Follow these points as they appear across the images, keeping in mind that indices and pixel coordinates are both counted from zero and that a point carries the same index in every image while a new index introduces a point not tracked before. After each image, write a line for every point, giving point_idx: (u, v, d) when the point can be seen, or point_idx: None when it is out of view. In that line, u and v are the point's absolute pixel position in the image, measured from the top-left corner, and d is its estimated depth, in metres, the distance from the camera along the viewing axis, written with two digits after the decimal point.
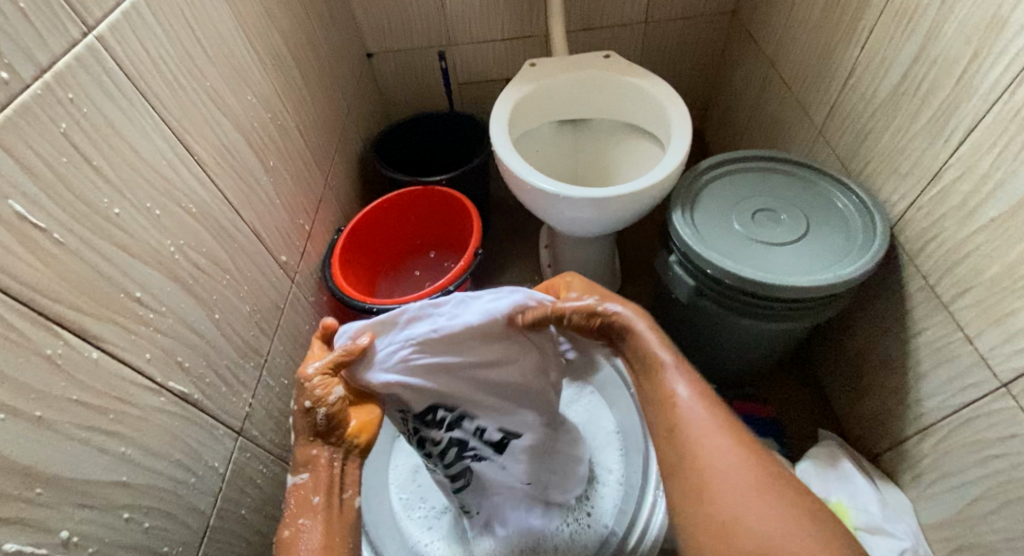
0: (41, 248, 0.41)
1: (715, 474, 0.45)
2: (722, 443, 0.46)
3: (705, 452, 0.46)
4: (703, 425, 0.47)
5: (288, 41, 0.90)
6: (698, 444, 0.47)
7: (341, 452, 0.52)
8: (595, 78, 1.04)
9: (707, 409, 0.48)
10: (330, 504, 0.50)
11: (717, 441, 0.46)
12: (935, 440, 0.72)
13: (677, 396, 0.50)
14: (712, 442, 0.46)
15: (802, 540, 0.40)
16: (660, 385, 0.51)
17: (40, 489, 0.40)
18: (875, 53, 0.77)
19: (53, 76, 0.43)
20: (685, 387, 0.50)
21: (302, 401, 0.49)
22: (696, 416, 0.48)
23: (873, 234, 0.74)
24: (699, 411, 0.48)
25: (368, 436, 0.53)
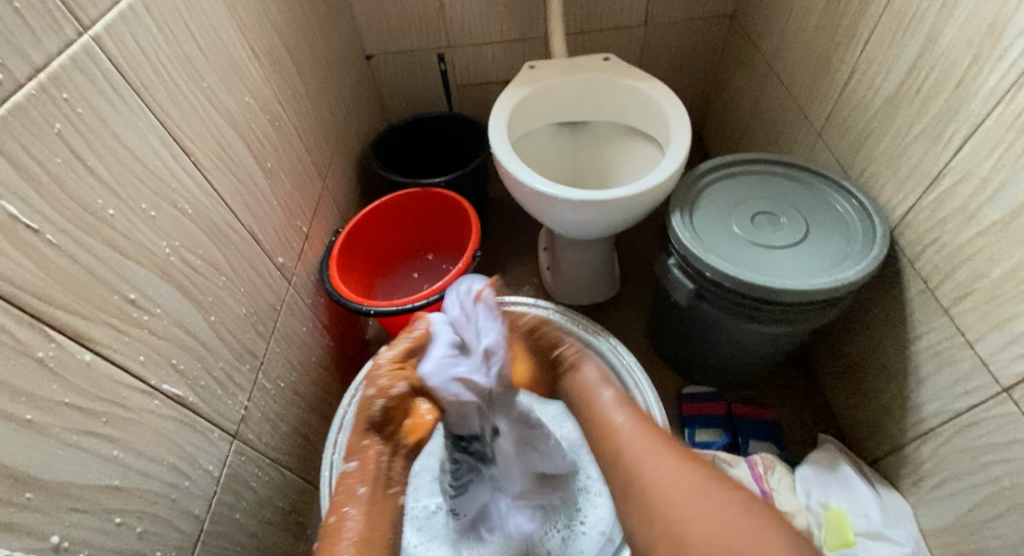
0: (33, 249, 0.41)
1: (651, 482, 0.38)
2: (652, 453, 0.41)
3: (640, 465, 0.40)
4: (639, 441, 0.43)
5: (286, 41, 0.90)
6: (628, 459, 0.41)
7: (391, 445, 0.59)
8: (595, 80, 1.04)
9: (641, 424, 0.45)
10: (373, 501, 0.54)
11: (655, 460, 0.40)
12: (935, 445, 0.71)
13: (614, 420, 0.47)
14: (644, 455, 0.41)
15: (743, 533, 0.32)
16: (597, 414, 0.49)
17: (30, 494, 0.39)
18: (875, 56, 0.77)
19: (48, 75, 0.43)
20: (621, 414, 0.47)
21: (371, 392, 0.58)
22: (632, 433, 0.44)
23: (873, 238, 0.74)
24: (631, 426, 0.45)
25: (418, 436, 0.61)
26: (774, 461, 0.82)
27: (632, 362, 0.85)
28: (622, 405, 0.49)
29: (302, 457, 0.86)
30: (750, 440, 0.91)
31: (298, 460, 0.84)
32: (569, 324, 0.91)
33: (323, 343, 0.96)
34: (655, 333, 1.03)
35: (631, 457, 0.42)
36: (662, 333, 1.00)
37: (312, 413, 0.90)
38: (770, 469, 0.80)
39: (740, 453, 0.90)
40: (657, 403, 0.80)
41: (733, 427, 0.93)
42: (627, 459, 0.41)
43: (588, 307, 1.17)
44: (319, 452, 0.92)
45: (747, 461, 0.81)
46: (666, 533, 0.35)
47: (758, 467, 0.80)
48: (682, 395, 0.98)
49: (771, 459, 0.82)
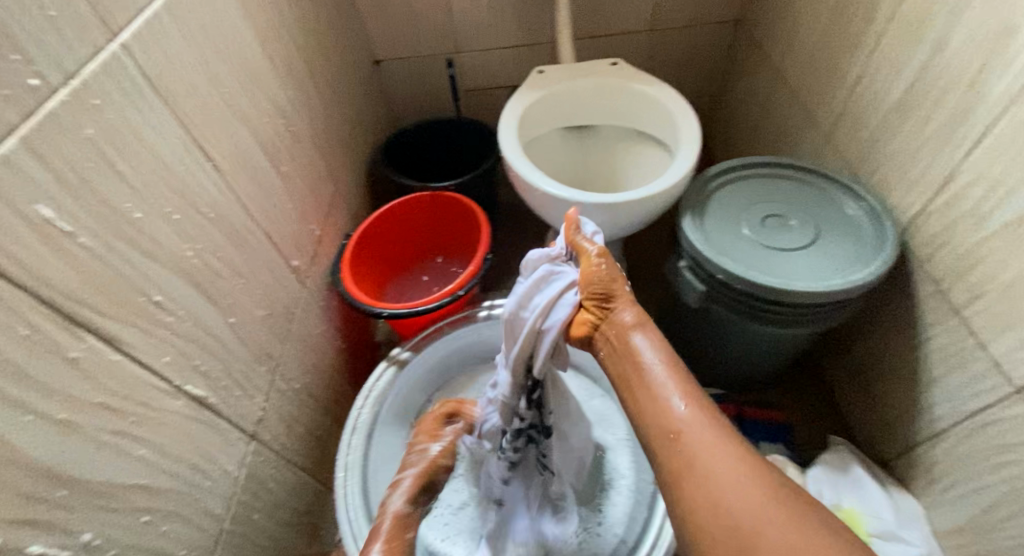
0: (68, 252, 0.42)
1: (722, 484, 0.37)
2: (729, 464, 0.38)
3: (717, 471, 0.38)
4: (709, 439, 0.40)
5: (300, 48, 0.91)
6: (700, 460, 0.39)
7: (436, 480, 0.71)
8: (604, 85, 1.05)
9: (717, 431, 0.40)
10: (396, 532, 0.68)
11: (728, 466, 0.38)
12: (947, 446, 0.72)
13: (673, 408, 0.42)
14: (710, 450, 0.39)
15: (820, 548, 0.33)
16: (654, 404, 0.43)
17: (64, 491, 0.40)
18: (883, 60, 0.77)
19: (81, 82, 0.44)
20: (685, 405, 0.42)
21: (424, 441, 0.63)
22: (696, 429, 0.40)
23: (883, 240, 0.75)
24: (702, 428, 0.40)
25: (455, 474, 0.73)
26: (785, 462, 0.82)
27: None
28: (680, 385, 0.43)
29: (316, 458, 0.87)
30: (760, 442, 0.91)
31: (312, 461, 0.85)
32: None
33: (336, 345, 0.96)
34: (664, 334, 1.03)
35: (700, 458, 0.39)
36: (672, 335, 1.00)
37: (326, 414, 0.90)
38: (782, 471, 0.81)
39: None
40: None
41: (744, 429, 0.93)
42: (698, 462, 0.39)
43: None
44: (332, 453, 0.92)
45: None
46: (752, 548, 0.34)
47: None
48: None
49: (783, 461, 0.82)
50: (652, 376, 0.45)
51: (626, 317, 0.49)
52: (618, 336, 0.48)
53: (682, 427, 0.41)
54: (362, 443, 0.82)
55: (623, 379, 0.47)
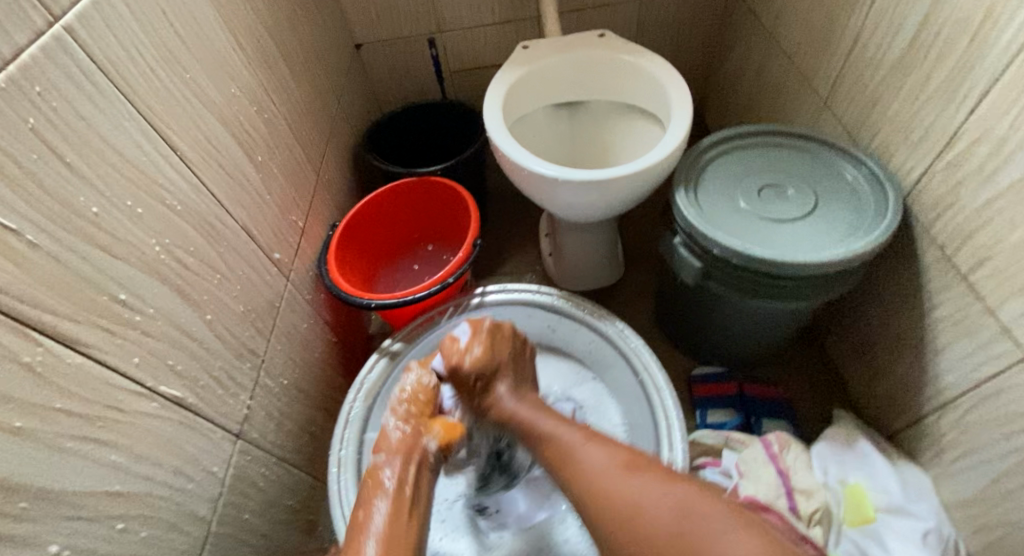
0: (13, 249, 0.39)
1: (645, 506, 0.45)
2: (640, 481, 0.47)
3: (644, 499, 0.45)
4: (632, 483, 0.47)
5: (272, 31, 0.88)
6: (628, 500, 0.46)
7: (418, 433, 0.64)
8: (591, 58, 1.01)
9: (643, 475, 0.48)
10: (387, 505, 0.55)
11: (663, 489, 0.46)
12: (955, 416, 0.70)
13: (586, 463, 0.52)
14: (643, 488, 0.46)
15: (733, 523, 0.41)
16: (576, 465, 0.53)
17: (26, 503, 0.38)
18: (881, 16, 0.74)
19: (19, 67, 0.41)
20: (602, 459, 0.52)
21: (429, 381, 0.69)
22: (633, 482, 0.48)
23: (885, 206, 0.72)
24: (612, 468, 0.50)
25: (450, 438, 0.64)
26: (790, 438, 0.79)
27: (639, 345, 0.84)
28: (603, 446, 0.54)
29: (309, 454, 0.85)
30: (762, 419, 0.89)
31: (305, 457, 0.83)
32: (573, 308, 0.90)
33: (326, 339, 0.94)
34: (661, 314, 1.01)
35: (626, 494, 0.47)
36: (670, 314, 0.98)
37: (318, 409, 0.89)
38: (784, 448, 0.78)
39: (753, 433, 0.89)
40: (668, 386, 0.79)
41: (745, 407, 0.92)
42: (629, 505, 0.46)
43: (593, 292, 1.15)
44: (327, 449, 0.91)
45: (762, 441, 0.79)
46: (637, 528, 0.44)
47: (773, 446, 0.78)
48: (693, 375, 0.97)
49: (785, 437, 0.79)
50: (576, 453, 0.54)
51: (501, 388, 0.66)
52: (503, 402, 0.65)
53: (601, 471, 0.50)
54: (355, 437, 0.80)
55: (571, 477, 0.53)
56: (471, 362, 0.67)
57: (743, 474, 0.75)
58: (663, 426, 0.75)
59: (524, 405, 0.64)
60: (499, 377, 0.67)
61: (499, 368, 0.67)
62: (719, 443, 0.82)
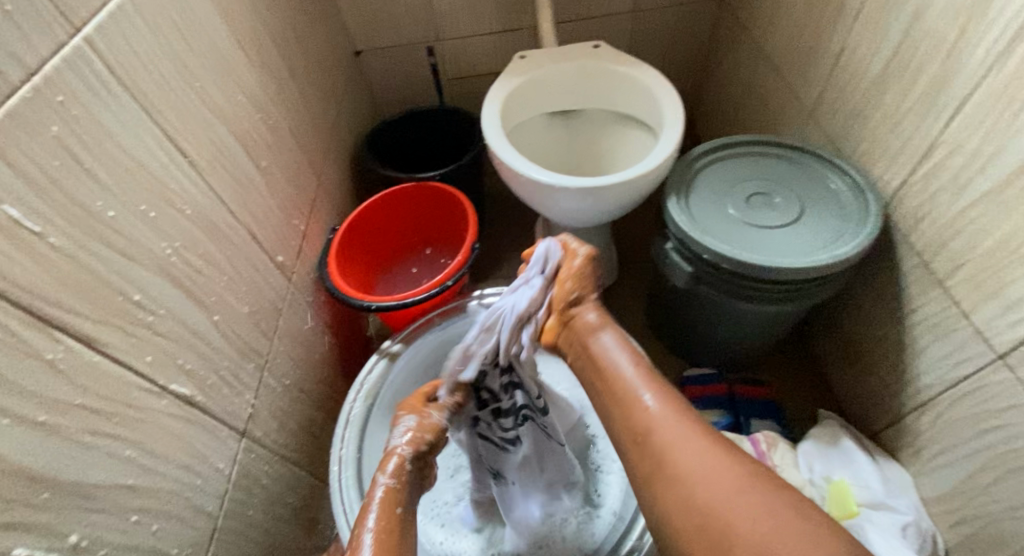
0: (37, 251, 0.41)
1: (730, 509, 0.39)
2: (690, 442, 0.44)
3: (681, 455, 0.44)
4: (680, 436, 0.45)
5: (276, 39, 0.90)
6: (686, 462, 0.43)
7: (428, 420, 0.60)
8: (586, 68, 1.04)
9: (684, 423, 0.46)
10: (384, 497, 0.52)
11: (718, 459, 0.42)
12: (934, 415, 0.72)
13: (645, 403, 0.48)
14: (684, 440, 0.44)
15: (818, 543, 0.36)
16: (630, 404, 0.50)
17: (48, 494, 0.40)
18: (864, 31, 0.77)
19: (42, 78, 0.43)
20: (652, 396, 0.49)
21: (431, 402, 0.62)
22: (665, 421, 0.46)
23: (867, 214, 0.75)
24: (665, 416, 0.47)
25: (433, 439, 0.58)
26: (777, 437, 0.82)
27: None
28: (654, 385, 0.50)
29: (310, 453, 0.87)
30: (752, 419, 0.92)
31: (306, 456, 0.85)
32: None
33: (326, 340, 0.96)
34: (654, 317, 1.04)
35: (674, 447, 0.44)
36: (662, 317, 1.01)
37: (318, 409, 0.90)
38: (772, 447, 0.81)
39: (742, 433, 0.92)
40: None
41: (735, 407, 0.94)
42: (671, 450, 0.44)
43: None
44: (327, 448, 0.92)
45: (749, 439, 0.82)
46: (723, 533, 0.38)
47: (761, 444, 0.81)
48: (684, 377, 0.99)
49: (774, 437, 0.82)
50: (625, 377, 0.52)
51: (589, 315, 0.58)
52: (586, 337, 0.57)
53: (655, 428, 0.46)
54: (355, 436, 0.82)
55: (625, 416, 0.50)
56: (571, 281, 0.59)
57: None
58: None
59: (609, 336, 0.56)
60: (584, 304, 0.59)
61: (585, 295, 0.59)
62: None
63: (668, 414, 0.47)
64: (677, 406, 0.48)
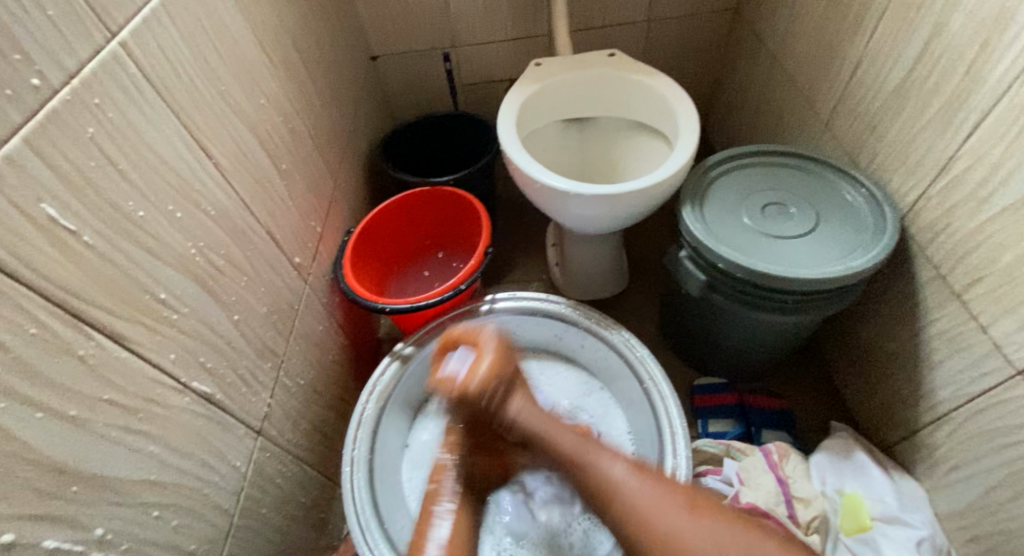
0: (72, 249, 0.42)
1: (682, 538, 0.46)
2: (675, 509, 0.48)
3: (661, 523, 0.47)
4: (658, 504, 0.49)
5: (297, 44, 0.91)
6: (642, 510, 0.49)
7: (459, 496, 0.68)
8: (602, 75, 1.05)
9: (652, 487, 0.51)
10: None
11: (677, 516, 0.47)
12: (950, 430, 0.72)
13: (610, 471, 0.53)
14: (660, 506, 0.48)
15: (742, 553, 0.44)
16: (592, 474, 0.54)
17: (75, 487, 0.41)
18: (882, 44, 0.77)
19: (80, 81, 0.44)
20: (618, 466, 0.54)
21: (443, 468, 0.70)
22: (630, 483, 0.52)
23: (883, 225, 0.75)
24: (631, 479, 0.52)
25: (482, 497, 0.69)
26: (788, 448, 0.82)
27: (645, 355, 0.86)
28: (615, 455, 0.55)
29: (321, 453, 0.87)
30: (763, 430, 0.92)
31: (318, 456, 0.86)
32: (580, 317, 0.93)
33: (339, 341, 0.97)
34: (665, 324, 1.04)
35: (643, 508, 0.49)
36: (673, 325, 1.01)
37: (331, 410, 0.91)
38: (784, 457, 0.80)
39: (753, 443, 0.91)
40: (672, 395, 0.81)
41: (746, 417, 0.94)
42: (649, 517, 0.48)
43: (598, 302, 1.18)
44: (338, 449, 0.93)
45: (762, 450, 0.81)
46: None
47: (773, 454, 0.80)
48: (694, 385, 0.99)
49: (785, 447, 0.81)
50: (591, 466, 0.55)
51: (514, 403, 0.63)
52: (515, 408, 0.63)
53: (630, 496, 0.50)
54: (367, 437, 0.83)
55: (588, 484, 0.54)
56: (474, 383, 0.64)
57: (743, 482, 0.77)
58: (668, 436, 0.78)
59: (529, 417, 0.62)
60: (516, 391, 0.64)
61: (505, 374, 0.66)
62: (719, 452, 0.84)
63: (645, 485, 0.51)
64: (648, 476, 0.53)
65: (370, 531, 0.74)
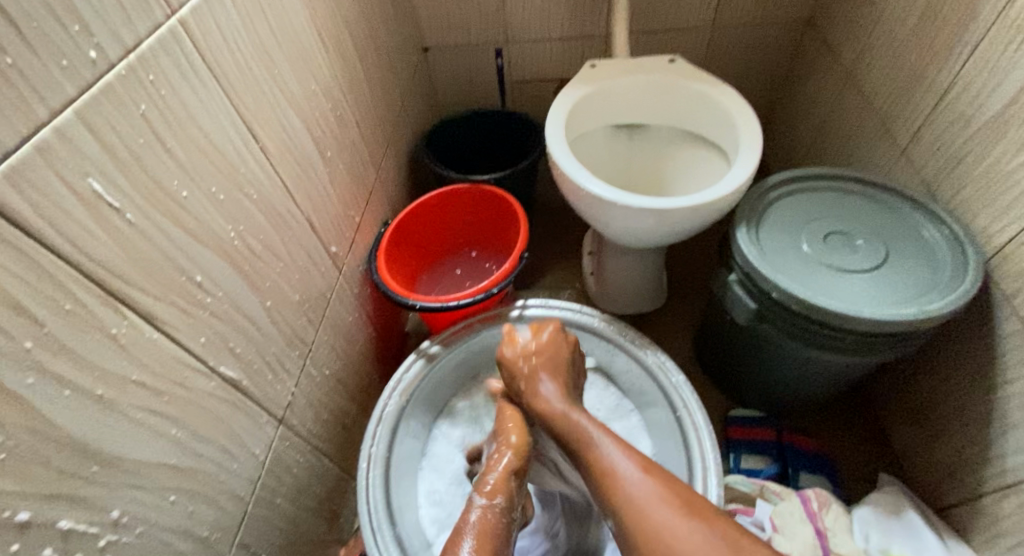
0: (115, 227, 0.41)
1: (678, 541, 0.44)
2: (671, 512, 0.46)
3: (665, 524, 0.45)
4: (659, 508, 0.47)
5: (352, 31, 0.90)
6: (649, 518, 0.46)
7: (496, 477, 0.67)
8: (661, 83, 1.01)
9: (653, 483, 0.49)
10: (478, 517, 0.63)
11: (670, 513, 0.46)
12: (1019, 500, 0.66)
13: (622, 471, 0.51)
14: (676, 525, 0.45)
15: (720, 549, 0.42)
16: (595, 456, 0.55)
17: (97, 468, 0.40)
18: (980, 70, 0.71)
19: (138, 56, 0.43)
20: (628, 463, 0.52)
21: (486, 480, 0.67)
22: (643, 483, 0.49)
23: (964, 268, 0.69)
24: (634, 475, 0.50)
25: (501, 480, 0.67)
26: (829, 498, 0.77)
27: (680, 380, 0.82)
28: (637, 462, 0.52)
29: (340, 445, 0.86)
30: (801, 472, 0.86)
31: (336, 447, 0.85)
32: (613, 334, 0.89)
33: (367, 333, 0.96)
34: (704, 349, 0.99)
35: (644, 507, 0.47)
36: (712, 351, 0.96)
37: (353, 402, 0.90)
38: (823, 507, 0.75)
39: (789, 484, 0.86)
40: (706, 426, 0.77)
41: (783, 456, 0.89)
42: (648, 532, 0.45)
43: (632, 317, 1.14)
44: (356, 441, 0.92)
45: (799, 495, 0.76)
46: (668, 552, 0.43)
47: (812, 502, 0.75)
48: (729, 417, 0.94)
49: (826, 496, 0.76)
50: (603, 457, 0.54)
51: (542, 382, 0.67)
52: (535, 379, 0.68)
53: (634, 485, 0.49)
54: (387, 435, 0.81)
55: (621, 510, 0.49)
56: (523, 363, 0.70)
57: (777, 528, 0.72)
58: (699, 469, 0.73)
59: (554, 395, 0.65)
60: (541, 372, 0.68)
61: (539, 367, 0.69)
62: (752, 492, 0.79)
63: (646, 482, 0.49)
64: (664, 485, 0.49)
65: (381, 533, 0.72)
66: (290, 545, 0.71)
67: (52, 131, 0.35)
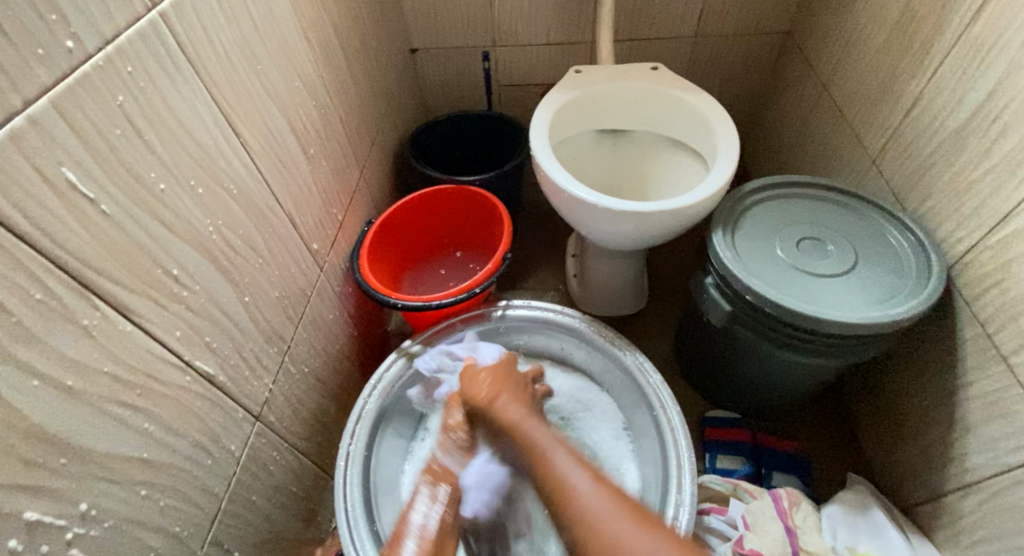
0: (88, 218, 0.41)
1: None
2: (623, 523, 0.47)
3: (622, 538, 0.45)
4: (611, 518, 0.48)
5: (338, 30, 0.90)
6: (600, 525, 0.47)
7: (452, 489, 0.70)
8: (643, 89, 1.02)
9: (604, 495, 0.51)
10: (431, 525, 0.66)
11: (627, 527, 0.46)
12: (979, 500, 0.68)
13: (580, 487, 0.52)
14: (634, 541, 0.45)
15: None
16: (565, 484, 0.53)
17: (64, 459, 0.40)
18: (947, 82, 0.73)
19: (116, 48, 0.43)
20: (586, 483, 0.53)
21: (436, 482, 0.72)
22: (599, 502, 0.50)
23: (928, 274, 0.71)
24: (596, 495, 0.51)
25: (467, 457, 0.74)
26: (799, 496, 0.79)
27: (657, 380, 0.83)
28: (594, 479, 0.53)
29: (318, 444, 0.86)
30: (774, 472, 0.88)
31: (314, 445, 0.84)
32: (592, 334, 0.90)
33: (348, 332, 0.96)
34: (681, 352, 1.01)
35: (596, 521, 0.48)
36: (689, 354, 0.98)
37: (332, 400, 0.90)
38: (794, 505, 0.77)
39: (762, 484, 0.88)
40: (682, 426, 0.78)
41: (757, 457, 0.90)
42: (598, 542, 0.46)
43: (612, 320, 1.15)
44: (334, 440, 0.92)
45: (771, 494, 0.78)
46: None
47: (782, 501, 0.77)
48: (705, 418, 0.96)
49: (796, 494, 0.78)
50: (568, 474, 0.55)
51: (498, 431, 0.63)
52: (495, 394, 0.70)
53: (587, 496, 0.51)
54: (365, 433, 0.81)
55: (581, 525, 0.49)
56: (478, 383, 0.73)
57: (749, 526, 0.74)
58: (674, 469, 0.74)
59: (533, 423, 0.65)
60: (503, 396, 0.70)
61: (500, 395, 0.70)
62: (726, 491, 0.81)
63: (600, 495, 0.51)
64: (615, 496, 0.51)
65: (357, 531, 0.72)
66: (264, 543, 0.71)
67: (25, 120, 0.35)
